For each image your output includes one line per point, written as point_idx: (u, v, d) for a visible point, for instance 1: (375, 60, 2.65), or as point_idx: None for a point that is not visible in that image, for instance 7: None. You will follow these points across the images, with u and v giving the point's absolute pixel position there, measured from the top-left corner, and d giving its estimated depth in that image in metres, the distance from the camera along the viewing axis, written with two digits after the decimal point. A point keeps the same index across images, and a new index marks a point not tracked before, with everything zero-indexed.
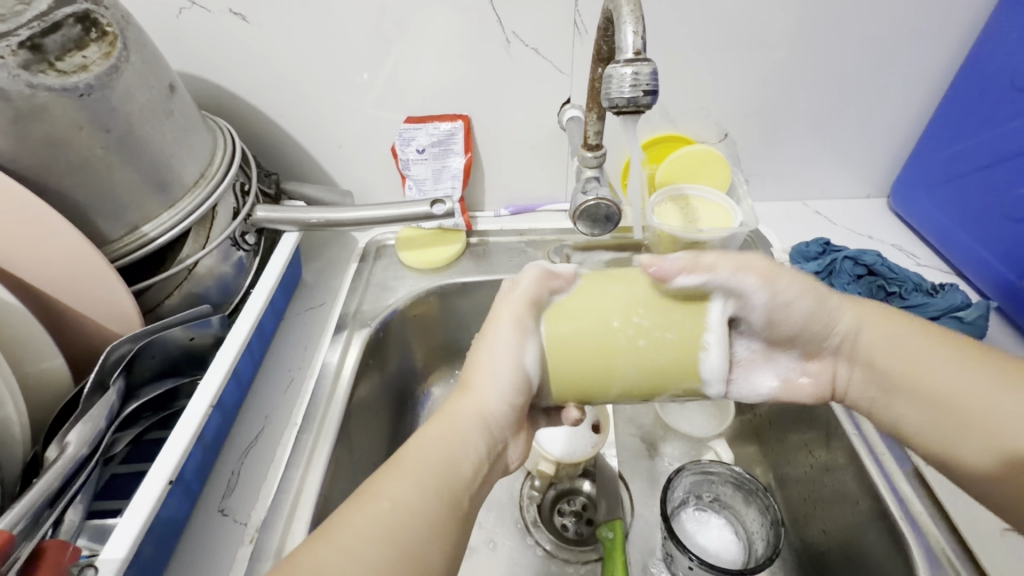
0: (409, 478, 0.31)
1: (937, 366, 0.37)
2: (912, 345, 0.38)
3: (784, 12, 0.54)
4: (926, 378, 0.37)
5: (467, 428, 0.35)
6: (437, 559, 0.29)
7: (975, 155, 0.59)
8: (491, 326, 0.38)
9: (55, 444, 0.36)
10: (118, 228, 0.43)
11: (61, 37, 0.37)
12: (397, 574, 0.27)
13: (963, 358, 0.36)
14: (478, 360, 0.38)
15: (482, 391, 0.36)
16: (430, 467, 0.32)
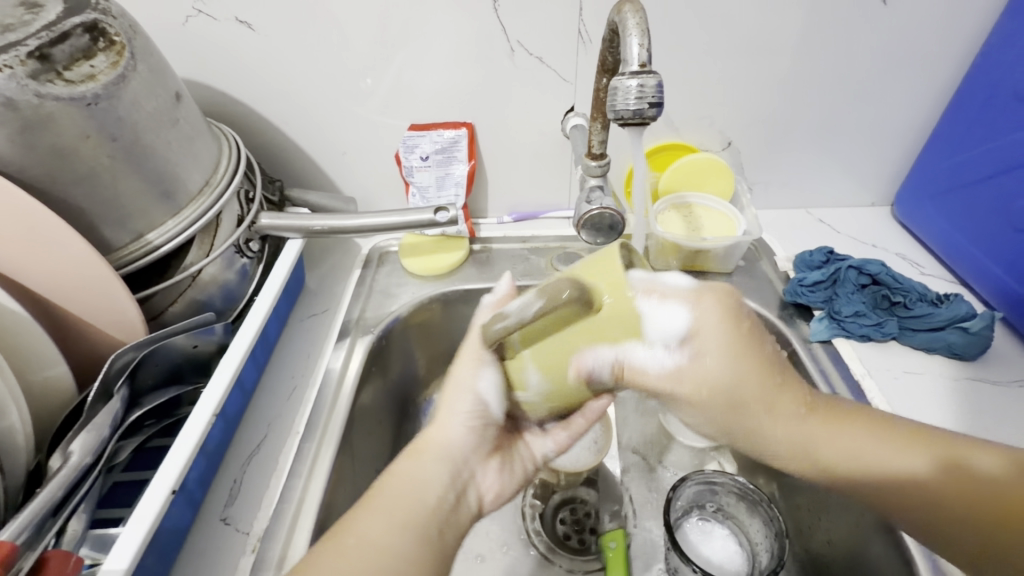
0: (379, 517, 0.32)
1: (858, 444, 0.36)
2: (778, 434, 0.37)
3: (788, 22, 0.55)
4: (864, 457, 0.36)
5: (435, 460, 0.35)
6: None
7: (978, 164, 0.59)
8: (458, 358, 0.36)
9: (58, 453, 0.36)
10: (123, 236, 0.43)
11: (70, 47, 0.37)
12: None
13: (866, 427, 0.37)
14: (444, 390, 0.37)
15: (446, 430, 0.36)
16: (397, 509, 0.33)
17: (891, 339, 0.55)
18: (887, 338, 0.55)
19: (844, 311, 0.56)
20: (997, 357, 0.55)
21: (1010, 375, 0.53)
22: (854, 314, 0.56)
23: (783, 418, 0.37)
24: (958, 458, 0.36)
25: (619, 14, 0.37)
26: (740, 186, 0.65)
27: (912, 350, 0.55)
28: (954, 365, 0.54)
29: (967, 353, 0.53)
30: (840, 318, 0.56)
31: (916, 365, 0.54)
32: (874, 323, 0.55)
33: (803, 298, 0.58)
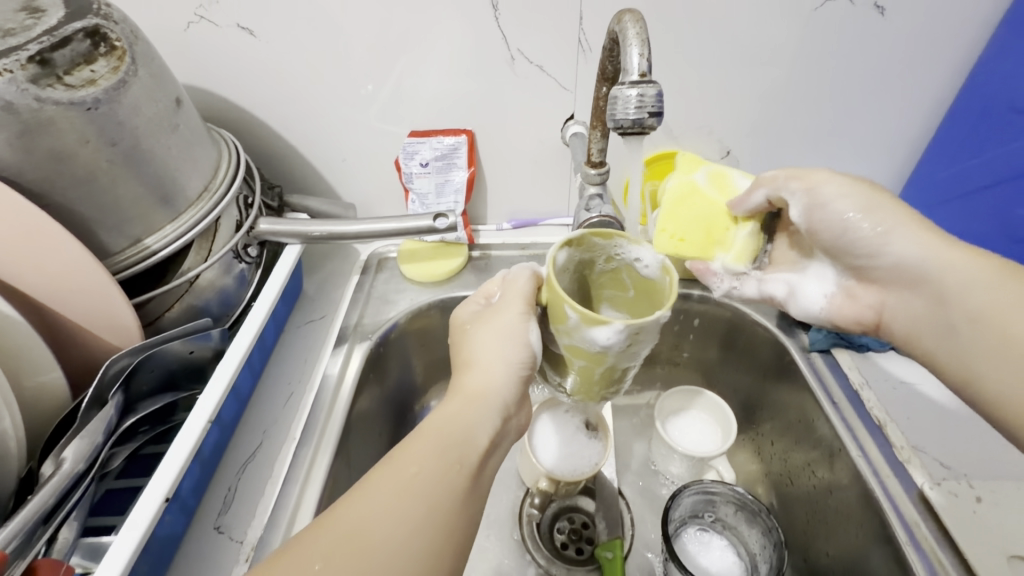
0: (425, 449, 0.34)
1: (944, 268, 0.38)
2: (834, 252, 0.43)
3: (788, 31, 0.55)
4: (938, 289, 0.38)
5: (483, 403, 0.38)
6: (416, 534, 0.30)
7: (974, 175, 0.60)
8: (478, 324, 0.43)
9: (51, 460, 0.36)
10: (121, 241, 0.43)
11: (70, 52, 0.37)
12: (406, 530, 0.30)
13: (995, 294, 0.36)
14: (473, 343, 0.42)
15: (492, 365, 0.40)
16: (440, 434, 0.35)
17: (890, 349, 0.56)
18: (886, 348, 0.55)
19: None
20: None
21: None
22: None
23: (916, 243, 0.39)
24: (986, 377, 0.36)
25: (619, 24, 0.37)
26: None
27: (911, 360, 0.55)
28: None
29: None
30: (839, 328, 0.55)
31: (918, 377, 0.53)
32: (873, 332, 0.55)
33: None
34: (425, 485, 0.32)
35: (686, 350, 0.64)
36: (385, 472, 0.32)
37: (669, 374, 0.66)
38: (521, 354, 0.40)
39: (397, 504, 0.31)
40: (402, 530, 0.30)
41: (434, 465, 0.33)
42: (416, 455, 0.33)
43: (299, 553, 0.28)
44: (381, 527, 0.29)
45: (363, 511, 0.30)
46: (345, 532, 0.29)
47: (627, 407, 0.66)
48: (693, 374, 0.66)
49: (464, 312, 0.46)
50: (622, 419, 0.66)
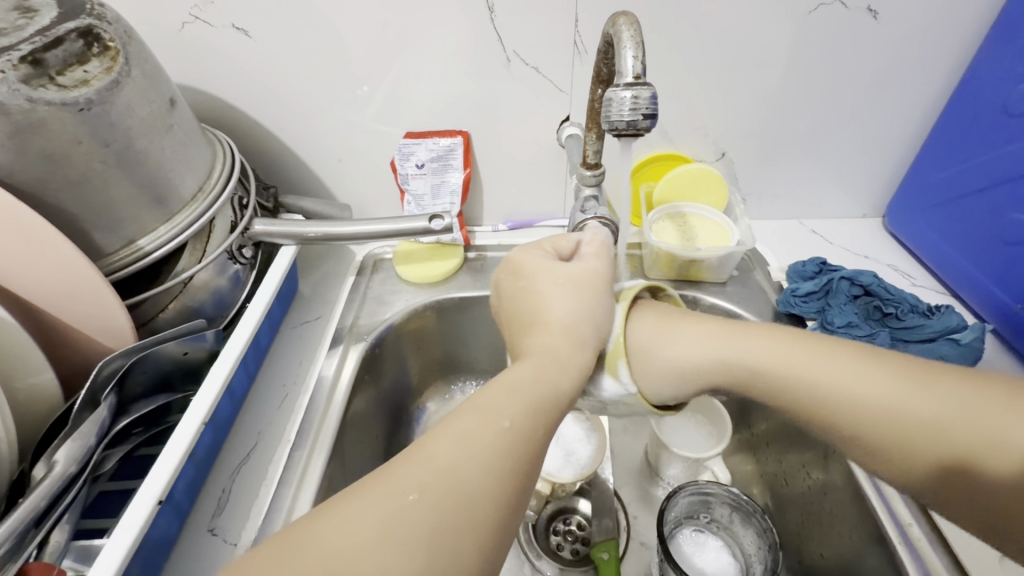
0: (512, 401, 0.30)
1: (807, 359, 0.36)
2: (676, 349, 0.39)
3: (782, 34, 0.55)
4: (817, 378, 0.36)
5: (569, 368, 0.34)
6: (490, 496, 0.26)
7: (968, 178, 0.59)
8: (554, 274, 0.39)
9: (42, 463, 0.36)
10: (114, 242, 0.42)
11: (63, 52, 0.37)
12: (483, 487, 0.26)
13: (865, 365, 0.35)
14: (547, 295, 0.38)
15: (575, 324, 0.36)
16: (530, 387, 0.31)
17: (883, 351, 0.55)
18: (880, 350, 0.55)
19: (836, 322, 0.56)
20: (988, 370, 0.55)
21: None
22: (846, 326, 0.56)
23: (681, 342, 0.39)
24: (901, 433, 0.33)
25: (613, 27, 0.37)
26: (734, 197, 0.65)
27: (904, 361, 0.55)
28: None
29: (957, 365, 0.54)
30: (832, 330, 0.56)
31: None
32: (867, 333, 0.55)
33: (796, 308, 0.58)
34: (512, 445, 0.28)
35: None
36: (477, 414, 0.29)
37: None
38: (603, 325, 0.37)
39: (492, 456, 0.27)
40: (494, 479, 0.27)
41: (527, 425, 0.29)
42: (508, 406, 0.30)
43: (391, 484, 0.26)
44: (474, 476, 0.26)
45: (456, 452, 0.27)
46: (436, 472, 0.26)
47: (622, 408, 0.66)
48: None
49: (533, 259, 0.40)
50: (618, 420, 0.66)
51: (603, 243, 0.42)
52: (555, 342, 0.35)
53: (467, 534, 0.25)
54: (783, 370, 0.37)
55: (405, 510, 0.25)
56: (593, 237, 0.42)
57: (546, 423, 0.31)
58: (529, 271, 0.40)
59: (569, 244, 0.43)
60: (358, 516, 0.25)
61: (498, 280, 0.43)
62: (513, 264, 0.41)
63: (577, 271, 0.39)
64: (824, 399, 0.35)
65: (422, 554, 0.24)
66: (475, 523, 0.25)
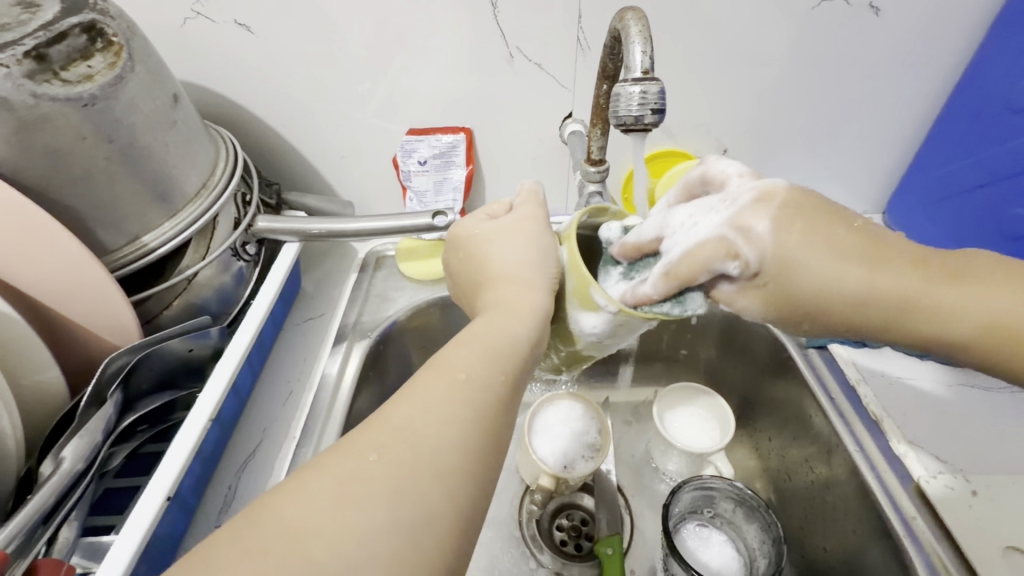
0: (465, 353, 0.31)
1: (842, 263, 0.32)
2: (818, 260, 0.31)
3: (785, 30, 0.55)
4: (851, 279, 0.31)
5: (528, 314, 0.34)
6: (452, 444, 0.26)
7: (971, 173, 0.60)
8: (493, 235, 0.40)
9: (49, 460, 0.36)
10: (118, 239, 0.42)
11: (66, 47, 0.37)
12: (444, 434, 0.27)
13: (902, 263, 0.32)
14: (488, 256, 0.39)
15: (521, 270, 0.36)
16: (484, 341, 0.32)
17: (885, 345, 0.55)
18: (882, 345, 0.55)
19: None
20: None
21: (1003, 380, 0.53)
22: None
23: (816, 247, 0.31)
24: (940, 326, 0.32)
25: (621, 22, 0.37)
26: None
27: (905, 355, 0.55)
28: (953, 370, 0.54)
29: None
30: None
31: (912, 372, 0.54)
32: None
33: None
34: (469, 394, 0.29)
35: (684, 348, 0.64)
36: (434, 374, 0.29)
37: (667, 371, 0.67)
38: (551, 270, 0.36)
39: (448, 407, 0.28)
40: (455, 430, 0.27)
41: (480, 373, 0.30)
42: (463, 360, 0.30)
43: (354, 446, 0.26)
44: (434, 428, 0.27)
45: (414, 413, 0.27)
46: (397, 432, 0.26)
47: (625, 403, 0.66)
48: (692, 371, 0.66)
49: (473, 226, 0.41)
50: (621, 415, 0.66)
51: (535, 194, 0.42)
52: (509, 295, 0.35)
53: (433, 488, 0.25)
54: (823, 289, 0.32)
55: (370, 471, 0.25)
56: (522, 189, 0.43)
57: (506, 370, 0.31)
58: (467, 240, 0.41)
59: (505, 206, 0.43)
60: (320, 489, 0.24)
61: (445, 258, 0.44)
62: (454, 235, 0.42)
63: (513, 228, 0.40)
64: (874, 297, 0.32)
65: (387, 512, 0.24)
66: (439, 476, 0.25)
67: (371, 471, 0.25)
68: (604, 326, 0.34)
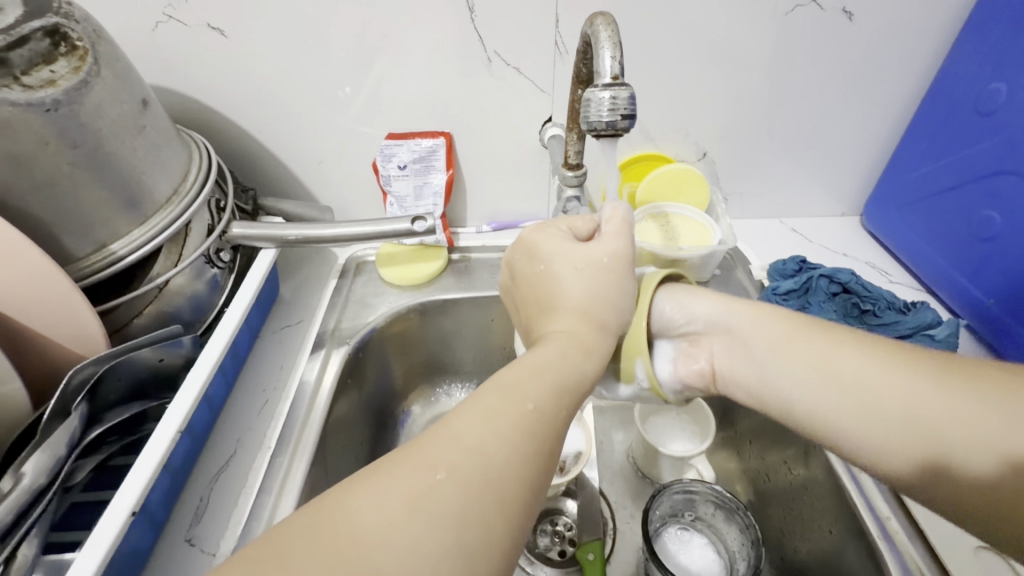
0: (536, 380, 0.29)
1: (864, 364, 0.37)
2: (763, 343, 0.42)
3: (759, 35, 0.56)
4: (874, 385, 0.36)
5: (593, 352, 0.33)
6: (515, 478, 0.25)
7: (940, 176, 0.61)
8: (569, 255, 0.38)
9: (8, 475, 0.35)
10: (85, 246, 0.42)
11: (28, 52, 0.36)
12: (514, 468, 0.26)
13: (924, 375, 0.35)
14: (556, 277, 0.37)
15: (595, 304, 0.35)
16: (555, 368, 0.30)
17: None
18: None
19: None
20: None
21: None
22: None
23: (683, 311, 0.43)
24: (944, 456, 0.33)
25: (591, 27, 0.37)
26: (715, 197, 0.66)
27: None
28: None
29: None
30: None
31: None
32: None
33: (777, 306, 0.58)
34: (542, 426, 0.28)
35: None
36: (503, 394, 0.28)
37: None
38: (618, 307, 0.36)
39: (518, 438, 0.26)
40: (521, 465, 0.26)
41: (550, 412, 0.28)
42: (533, 386, 0.29)
43: (424, 456, 0.25)
44: (503, 459, 0.25)
45: (483, 432, 0.26)
46: (469, 453, 0.25)
47: (608, 407, 0.66)
48: None
49: (547, 242, 0.39)
50: (603, 419, 0.66)
51: (625, 220, 0.40)
52: (574, 326, 0.34)
53: (494, 519, 0.24)
54: (782, 376, 0.40)
55: (439, 490, 0.24)
56: (613, 211, 0.40)
57: (570, 409, 0.30)
58: (544, 251, 0.39)
59: (586, 222, 0.41)
60: (388, 501, 0.23)
61: (511, 258, 0.42)
62: (527, 244, 0.40)
63: (595, 252, 0.38)
64: (878, 407, 0.35)
65: (452, 536, 0.23)
66: (500, 507, 0.24)
67: (437, 487, 0.24)
68: (632, 394, 0.41)
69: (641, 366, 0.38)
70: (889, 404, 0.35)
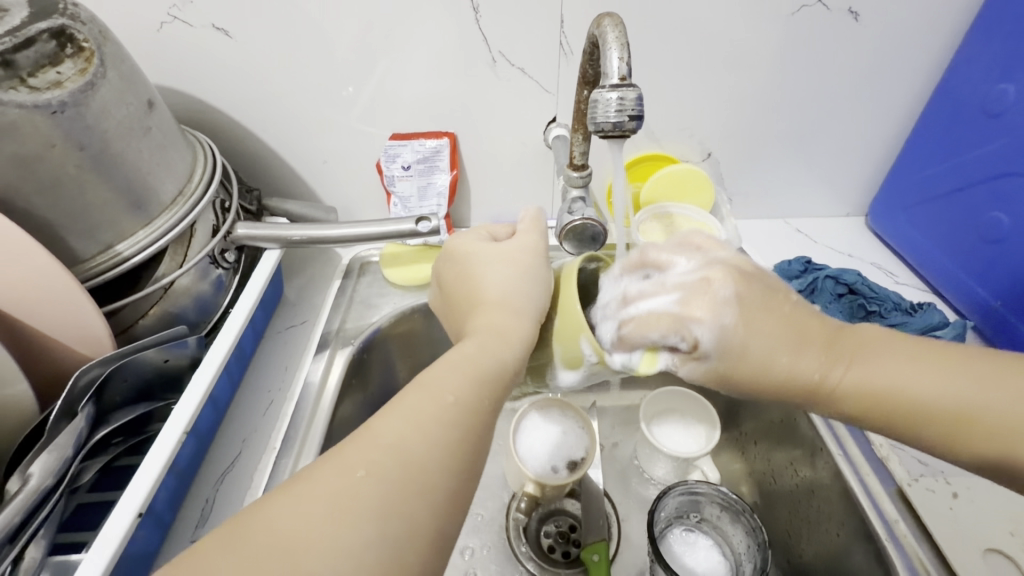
0: (457, 372, 0.30)
1: (893, 366, 0.33)
2: (762, 343, 0.33)
3: (765, 35, 0.56)
4: (904, 385, 0.33)
5: (512, 343, 0.33)
6: (436, 470, 0.26)
7: (947, 177, 0.61)
8: (506, 250, 0.39)
9: (16, 477, 0.35)
10: (91, 247, 0.42)
11: (34, 53, 0.36)
12: (428, 458, 0.26)
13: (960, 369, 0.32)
14: (485, 269, 0.38)
15: (522, 295, 0.36)
16: (474, 359, 0.31)
17: None
18: None
19: None
20: None
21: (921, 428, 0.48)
22: None
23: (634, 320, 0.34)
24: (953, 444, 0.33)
25: (598, 28, 0.37)
26: (720, 197, 0.65)
27: None
28: None
29: None
30: None
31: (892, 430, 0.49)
32: None
33: None
34: (462, 416, 0.28)
35: None
36: (424, 391, 0.29)
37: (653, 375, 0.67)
38: (538, 297, 0.36)
39: (437, 429, 0.27)
40: (442, 455, 0.26)
41: (466, 403, 0.29)
42: (453, 379, 0.30)
43: (341, 460, 0.25)
44: (425, 450, 0.26)
45: (405, 431, 0.27)
46: (391, 451, 0.26)
47: (612, 407, 0.66)
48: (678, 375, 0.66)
49: (474, 243, 0.41)
50: (608, 420, 0.66)
51: (535, 224, 0.42)
52: (496, 317, 0.34)
53: (421, 508, 0.25)
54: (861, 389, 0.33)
55: (362, 488, 0.24)
56: (524, 214, 0.43)
57: (494, 399, 0.30)
58: (464, 252, 0.40)
59: (503, 230, 0.44)
60: (308, 505, 0.24)
61: (438, 272, 0.43)
62: (448, 248, 0.42)
63: (505, 249, 0.40)
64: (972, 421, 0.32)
65: (374, 529, 0.23)
66: (428, 496, 0.25)
67: (363, 484, 0.24)
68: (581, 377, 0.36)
69: (580, 338, 0.33)
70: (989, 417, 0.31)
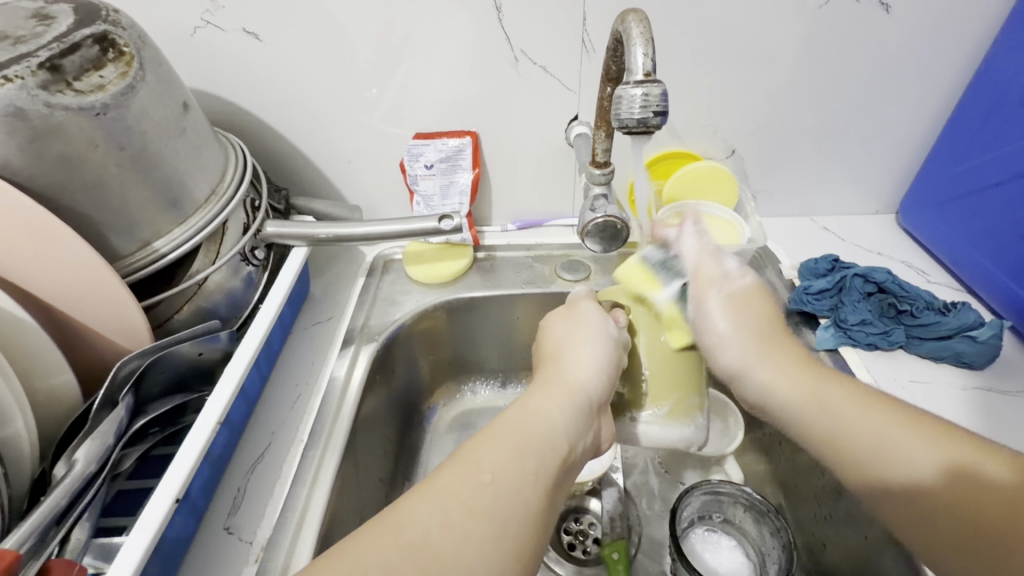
0: (513, 453, 0.32)
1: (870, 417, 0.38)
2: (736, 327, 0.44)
3: (790, 28, 0.55)
4: (880, 442, 0.37)
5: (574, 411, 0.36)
6: (486, 551, 0.28)
7: (986, 171, 0.58)
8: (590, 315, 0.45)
9: (63, 461, 0.37)
10: (130, 244, 0.43)
11: (79, 58, 0.38)
12: (491, 543, 0.28)
13: (892, 416, 0.38)
14: (574, 336, 0.43)
15: (588, 363, 0.40)
16: (531, 436, 0.33)
17: (898, 348, 0.55)
18: (894, 347, 0.55)
19: (850, 319, 0.55)
20: (1008, 367, 0.54)
21: (908, 374, 0.54)
22: (860, 323, 0.55)
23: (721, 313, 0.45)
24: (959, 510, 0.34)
25: (622, 24, 0.37)
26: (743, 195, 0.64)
27: (920, 359, 0.55)
28: (964, 374, 0.53)
29: (977, 362, 0.53)
30: (845, 327, 0.55)
31: (940, 404, 0.51)
32: (880, 331, 0.55)
33: (809, 306, 0.58)
34: (521, 499, 0.30)
35: None
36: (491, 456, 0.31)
37: None
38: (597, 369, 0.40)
39: (493, 505, 0.29)
40: (515, 510, 0.29)
41: (545, 469, 0.32)
42: (503, 460, 0.31)
43: (404, 527, 0.28)
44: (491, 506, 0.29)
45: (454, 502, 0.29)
46: (460, 500, 0.29)
47: None
48: None
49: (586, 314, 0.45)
50: None
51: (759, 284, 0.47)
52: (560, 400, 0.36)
53: (502, 555, 0.28)
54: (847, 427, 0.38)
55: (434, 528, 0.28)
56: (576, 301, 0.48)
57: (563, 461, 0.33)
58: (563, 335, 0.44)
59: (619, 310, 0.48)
60: (377, 544, 0.27)
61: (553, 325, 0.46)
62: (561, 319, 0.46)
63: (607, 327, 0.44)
64: (879, 468, 0.37)
65: None
66: (511, 549, 0.28)
67: (450, 517, 0.28)
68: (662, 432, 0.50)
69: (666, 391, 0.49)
70: (854, 459, 0.38)
